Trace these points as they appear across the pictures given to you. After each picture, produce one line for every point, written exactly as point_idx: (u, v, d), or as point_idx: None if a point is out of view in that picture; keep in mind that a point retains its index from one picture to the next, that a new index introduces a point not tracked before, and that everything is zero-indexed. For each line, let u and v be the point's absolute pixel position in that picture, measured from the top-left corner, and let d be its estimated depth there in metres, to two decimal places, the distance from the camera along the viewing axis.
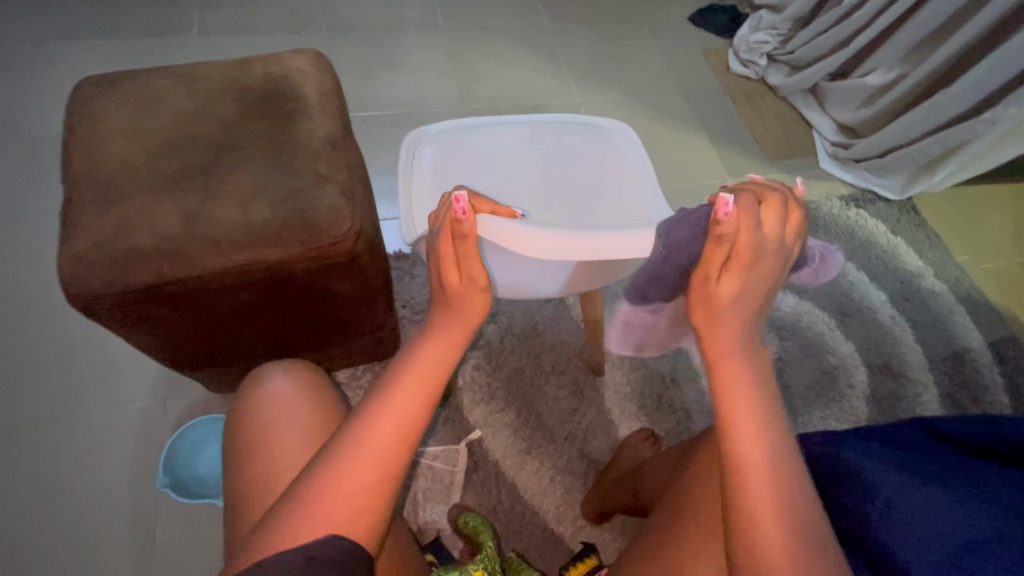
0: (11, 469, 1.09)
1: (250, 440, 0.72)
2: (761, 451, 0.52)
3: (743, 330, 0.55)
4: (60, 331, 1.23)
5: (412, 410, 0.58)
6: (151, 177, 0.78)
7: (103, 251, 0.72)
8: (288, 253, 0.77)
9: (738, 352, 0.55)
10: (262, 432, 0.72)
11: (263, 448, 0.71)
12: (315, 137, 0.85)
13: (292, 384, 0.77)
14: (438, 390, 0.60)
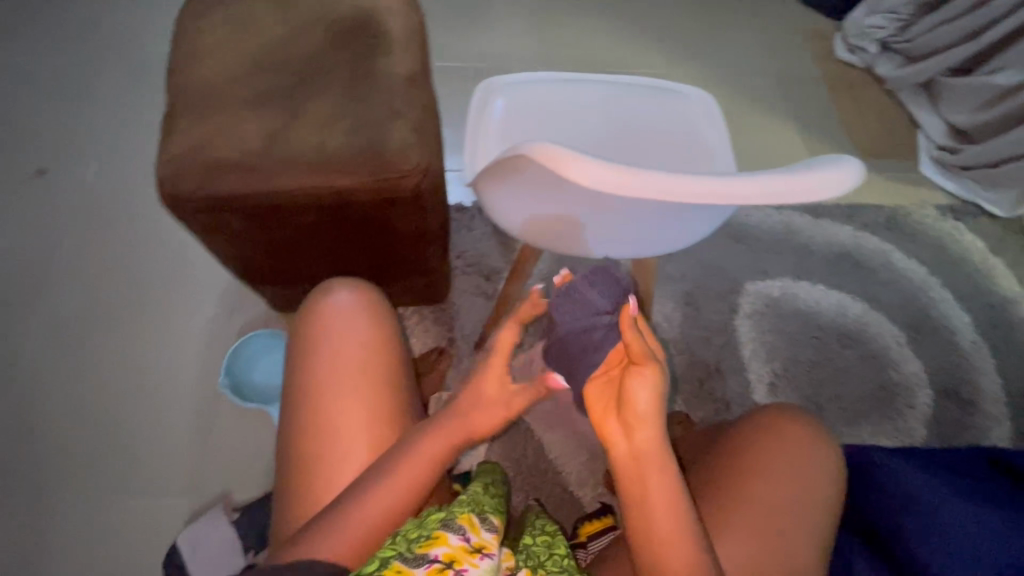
0: (101, 351, 1.23)
1: (308, 346, 0.77)
2: (670, 545, 0.59)
3: (659, 480, 0.61)
4: (149, 236, 1.35)
5: (443, 444, 0.70)
6: (243, 94, 0.82)
7: (195, 158, 0.78)
8: (358, 182, 0.80)
9: (656, 506, 0.60)
10: (319, 345, 0.77)
11: (318, 361, 0.75)
12: (395, 74, 0.87)
13: (357, 301, 0.80)
14: (442, 457, 0.70)
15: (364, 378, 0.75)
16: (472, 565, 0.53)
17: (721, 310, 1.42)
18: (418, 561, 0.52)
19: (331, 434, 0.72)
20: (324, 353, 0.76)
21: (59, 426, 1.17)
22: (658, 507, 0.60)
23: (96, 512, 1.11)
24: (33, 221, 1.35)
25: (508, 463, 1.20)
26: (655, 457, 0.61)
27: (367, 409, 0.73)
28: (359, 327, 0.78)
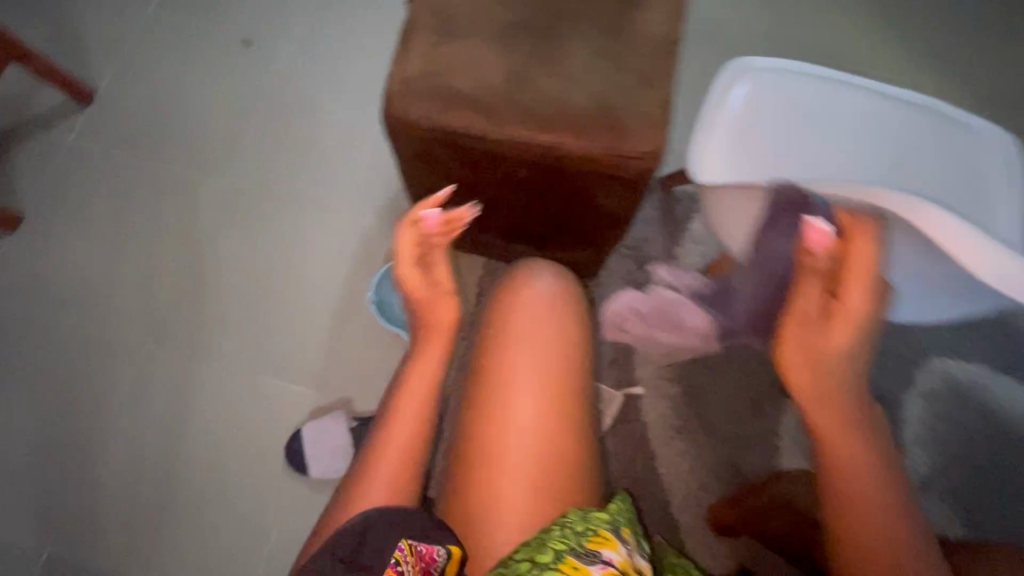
0: (261, 229, 1.26)
1: (496, 324, 0.75)
2: (865, 496, 0.64)
3: (849, 417, 0.65)
4: (323, 128, 1.33)
5: (537, 420, 0.69)
6: (494, 22, 0.75)
7: (431, 84, 0.73)
8: (589, 151, 0.72)
9: (841, 437, 0.65)
10: (504, 328, 0.74)
11: (500, 345, 0.73)
12: (657, 34, 0.75)
13: (553, 287, 0.77)
14: (543, 429, 0.69)
15: (540, 370, 0.71)
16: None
17: (893, 378, 1.23)
18: (591, 560, 0.58)
19: (502, 422, 0.69)
20: (509, 336, 0.73)
21: (215, 292, 1.22)
22: (845, 457, 0.65)
23: (234, 383, 1.17)
24: (223, 84, 1.36)
25: (615, 464, 1.15)
26: (853, 396, 0.65)
27: (541, 407, 0.70)
28: (549, 316, 0.74)
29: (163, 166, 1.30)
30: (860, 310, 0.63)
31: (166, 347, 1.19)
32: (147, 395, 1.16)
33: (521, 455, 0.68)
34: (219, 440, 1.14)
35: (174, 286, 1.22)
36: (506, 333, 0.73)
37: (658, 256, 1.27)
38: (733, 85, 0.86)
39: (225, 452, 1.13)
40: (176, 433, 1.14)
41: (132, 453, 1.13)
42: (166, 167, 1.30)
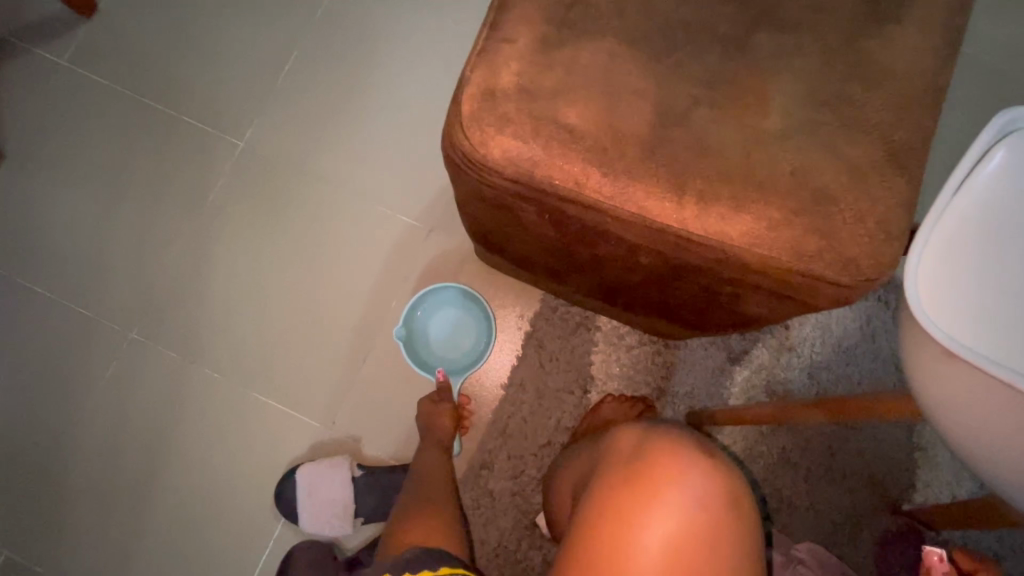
0: (273, 209, 1.01)
1: (624, 495, 0.56)
2: None
3: None
4: (368, 87, 1.04)
5: None
6: (646, 20, 0.47)
7: (529, 111, 0.45)
8: (765, 261, 0.44)
9: None
10: (632, 511, 0.54)
11: (621, 533, 0.54)
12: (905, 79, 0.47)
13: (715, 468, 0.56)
14: None
15: None
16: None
17: None
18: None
19: None
20: (640, 527, 0.54)
21: (216, 278, 1.00)
22: None
23: (226, 395, 0.97)
24: (254, 8, 1.07)
25: None
26: None
27: None
28: (706, 514, 0.54)
29: (170, 107, 1.04)
30: None
31: (153, 336, 0.98)
32: (127, 391, 0.97)
33: None
34: (203, 458, 0.95)
35: (170, 263, 1.00)
36: (642, 516, 0.54)
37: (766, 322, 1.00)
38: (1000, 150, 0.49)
39: (208, 474, 0.95)
40: (155, 442, 0.96)
41: (103, 457, 0.96)
42: (174, 109, 1.04)
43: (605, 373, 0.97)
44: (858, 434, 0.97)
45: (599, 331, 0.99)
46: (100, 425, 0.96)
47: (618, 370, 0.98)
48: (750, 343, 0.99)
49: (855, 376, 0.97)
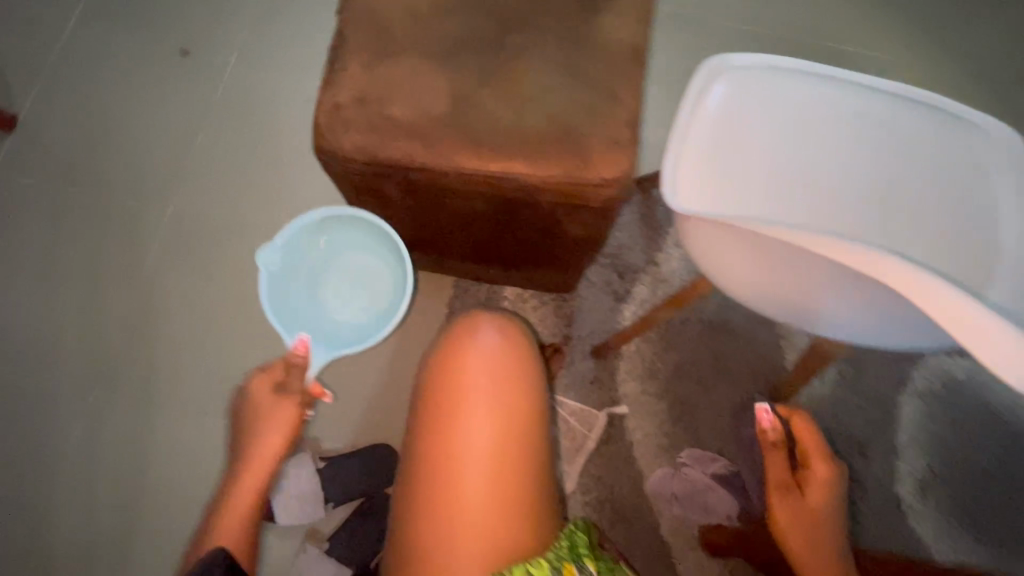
0: (208, 258, 1.17)
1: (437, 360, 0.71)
2: None
3: None
4: (273, 144, 1.24)
5: (482, 473, 0.65)
6: (434, 36, 0.66)
7: (364, 114, 0.64)
8: (547, 179, 0.64)
9: None
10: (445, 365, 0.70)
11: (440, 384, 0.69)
12: (623, 42, 0.66)
13: (504, 325, 0.73)
14: (493, 480, 0.65)
15: (484, 409, 0.67)
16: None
17: (885, 380, 1.18)
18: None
19: (448, 462, 0.65)
20: (452, 371, 0.69)
21: (167, 326, 1.13)
22: None
23: (191, 425, 1.09)
24: (162, 98, 1.25)
25: (600, 491, 1.08)
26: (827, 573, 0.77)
27: (485, 452, 0.65)
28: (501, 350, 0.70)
29: (100, 191, 1.20)
30: (817, 466, 0.83)
31: (115, 388, 1.10)
32: (98, 441, 1.08)
33: (474, 492, 0.64)
34: (178, 485, 1.06)
35: (121, 322, 1.13)
36: (453, 377, 0.68)
37: (639, 263, 1.21)
38: (710, 87, 0.75)
39: (184, 498, 1.06)
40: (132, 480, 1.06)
41: (83, 508, 1.05)
42: (104, 192, 1.19)
43: None
44: (732, 337, 1.16)
45: (505, 300, 1.17)
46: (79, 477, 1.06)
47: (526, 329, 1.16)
48: (631, 283, 1.20)
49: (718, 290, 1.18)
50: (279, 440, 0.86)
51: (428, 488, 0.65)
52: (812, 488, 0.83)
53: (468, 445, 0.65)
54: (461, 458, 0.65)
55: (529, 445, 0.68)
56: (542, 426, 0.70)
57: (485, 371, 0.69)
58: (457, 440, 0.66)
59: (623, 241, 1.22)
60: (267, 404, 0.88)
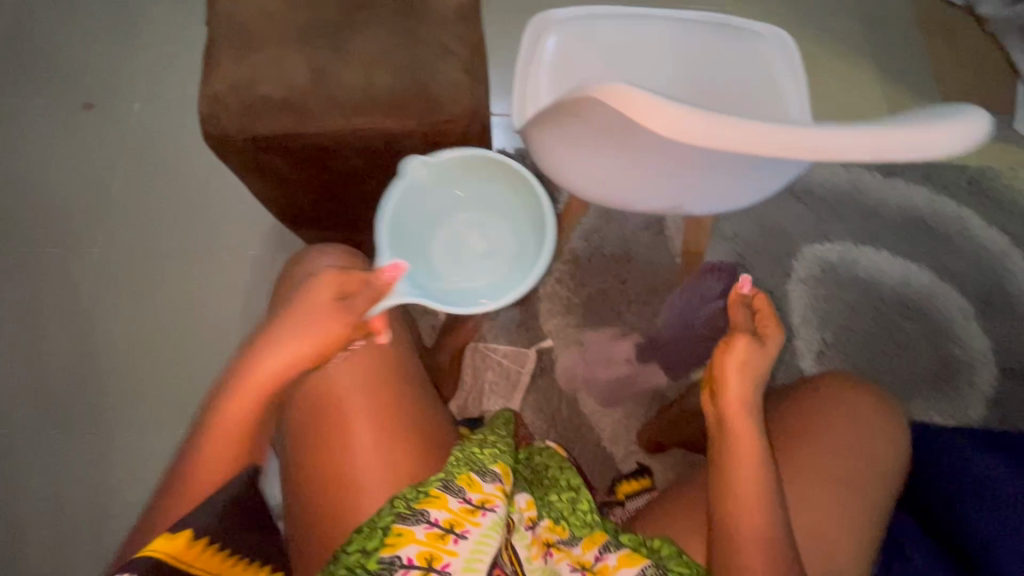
0: (151, 286, 1.28)
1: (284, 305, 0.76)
2: (751, 495, 0.66)
3: (755, 460, 0.67)
4: (194, 176, 1.35)
5: (354, 388, 0.72)
6: (289, 27, 0.78)
7: (240, 98, 0.75)
8: (403, 125, 0.76)
9: (750, 468, 0.67)
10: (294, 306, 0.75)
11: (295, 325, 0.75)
12: (447, 6, 0.80)
13: (341, 257, 0.79)
14: (368, 392, 0.73)
15: (338, 334, 0.74)
16: (472, 524, 0.64)
17: (774, 274, 1.32)
18: (415, 521, 0.63)
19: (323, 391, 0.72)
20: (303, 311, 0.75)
21: (120, 356, 1.23)
22: (743, 459, 0.67)
23: (159, 436, 1.18)
24: (85, 155, 1.37)
25: (542, 416, 1.20)
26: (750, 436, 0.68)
27: (352, 369, 0.73)
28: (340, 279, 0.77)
29: (40, 247, 1.30)
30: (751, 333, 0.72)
31: (80, 419, 1.19)
32: (75, 467, 1.17)
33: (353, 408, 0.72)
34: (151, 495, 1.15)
35: (76, 360, 1.23)
36: (304, 315, 0.74)
37: None
38: (542, 38, 0.91)
39: None
40: (107, 499, 1.15)
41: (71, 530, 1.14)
42: (43, 248, 1.30)
43: None
44: (634, 263, 1.29)
45: None
46: (59, 505, 1.15)
47: None
48: None
49: (614, 225, 1.31)
50: (308, 354, 0.64)
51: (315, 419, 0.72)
52: (745, 347, 0.70)
53: (325, 360, 0.73)
54: (333, 380, 0.72)
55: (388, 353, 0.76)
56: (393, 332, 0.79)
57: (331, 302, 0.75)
58: (325, 369, 0.73)
59: None
60: (313, 314, 0.65)
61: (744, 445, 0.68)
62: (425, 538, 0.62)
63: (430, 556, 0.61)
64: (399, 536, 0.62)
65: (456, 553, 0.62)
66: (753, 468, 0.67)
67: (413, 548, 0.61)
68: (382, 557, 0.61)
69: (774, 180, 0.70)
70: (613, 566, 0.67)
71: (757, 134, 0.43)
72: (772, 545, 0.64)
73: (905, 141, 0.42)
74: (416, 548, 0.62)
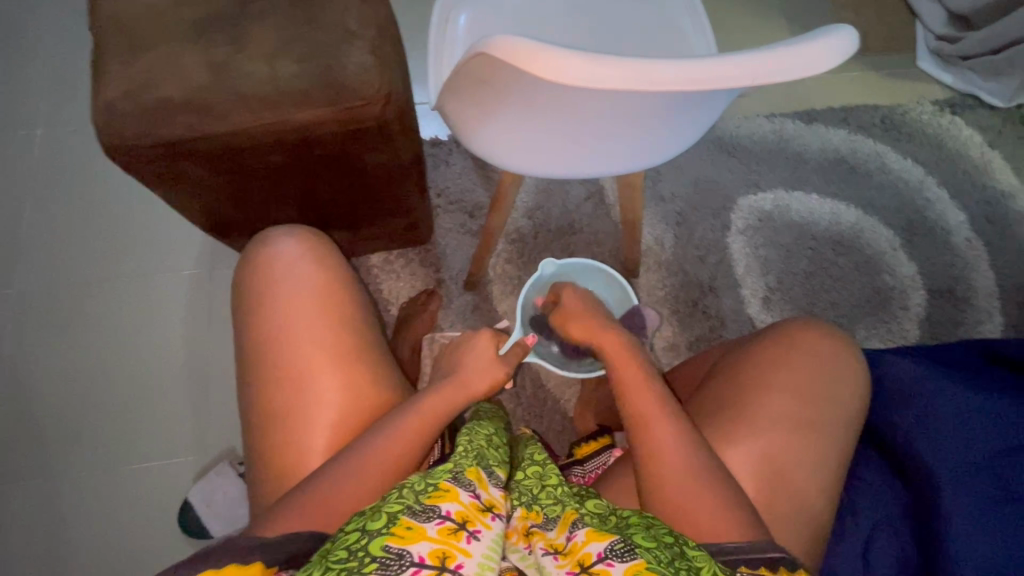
0: (80, 319, 1.20)
1: (260, 289, 0.76)
2: (660, 447, 0.65)
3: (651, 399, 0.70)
4: (111, 199, 1.28)
5: (341, 369, 0.73)
6: (181, 27, 0.74)
7: (133, 104, 0.71)
8: (315, 115, 0.73)
9: (648, 411, 0.68)
10: (271, 287, 0.76)
11: (274, 306, 0.75)
12: None
13: (313, 245, 0.80)
14: (354, 371, 0.74)
15: (322, 313, 0.75)
16: (484, 525, 0.53)
17: (713, 228, 1.36)
18: (427, 516, 0.51)
19: (307, 372, 0.72)
20: (277, 293, 0.75)
21: (53, 396, 1.16)
22: (639, 405, 0.70)
23: (109, 474, 1.12)
24: None
25: (507, 396, 1.20)
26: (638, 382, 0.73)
27: (336, 349, 0.74)
28: (315, 264, 0.78)
29: None
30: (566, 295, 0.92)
31: (18, 470, 1.12)
32: (19, 519, 1.09)
33: (340, 388, 0.72)
34: (109, 536, 1.09)
35: (5, 409, 1.15)
36: (283, 296, 0.75)
37: (484, 199, 1.31)
38: (451, 12, 0.88)
39: (118, 545, 1.09)
40: (59, 549, 1.08)
41: None
42: None
43: (392, 291, 1.25)
44: (580, 234, 1.30)
45: (373, 266, 1.26)
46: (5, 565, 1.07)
47: (400, 285, 1.26)
48: (481, 218, 1.29)
49: (556, 201, 1.31)
50: (483, 391, 0.81)
51: (304, 396, 0.71)
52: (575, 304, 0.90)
53: (324, 343, 0.73)
54: (321, 356, 0.73)
55: (370, 336, 0.78)
56: (374, 319, 0.81)
57: (310, 284, 0.76)
58: (312, 347, 0.73)
59: (463, 185, 1.31)
60: (480, 362, 0.83)
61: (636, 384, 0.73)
62: (437, 534, 0.50)
63: (443, 555, 0.49)
64: (409, 530, 0.50)
65: (471, 554, 0.50)
66: (653, 412, 0.68)
67: (425, 545, 0.49)
68: (389, 546, 0.49)
69: (688, 129, 0.71)
70: (583, 542, 0.53)
71: (670, 77, 0.49)
72: (720, 492, 0.61)
73: (786, 65, 0.50)
74: (430, 546, 0.49)
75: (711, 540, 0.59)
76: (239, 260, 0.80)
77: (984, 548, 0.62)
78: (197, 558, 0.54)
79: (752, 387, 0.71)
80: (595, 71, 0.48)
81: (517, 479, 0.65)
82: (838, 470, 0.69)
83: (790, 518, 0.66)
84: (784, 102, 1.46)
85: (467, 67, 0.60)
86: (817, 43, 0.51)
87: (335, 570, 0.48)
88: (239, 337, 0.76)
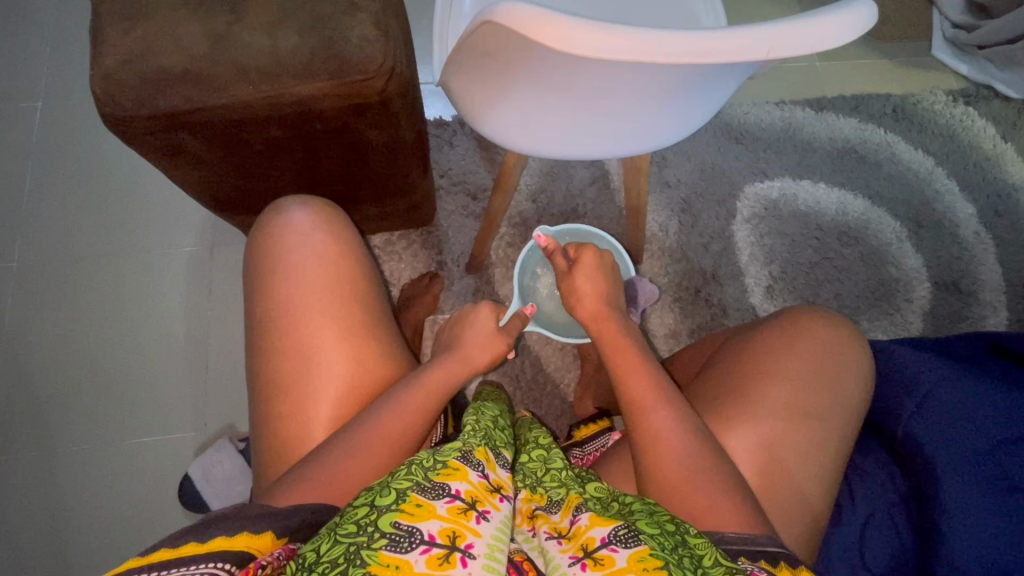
0: (82, 293, 1.20)
1: (273, 260, 0.75)
2: (665, 441, 0.63)
3: (657, 392, 0.68)
4: (112, 173, 1.27)
5: (347, 343, 0.73)
6: None
7: (133, 71, 0.70)
8: (317, 88, 0.72)
9: (652, 404, 0.67)
10: (281, 259, 0.75)
11: (285, 276, 0.74)
12: None
13: (324, 218, 0.79)
14: (358, 344, 0.73)
15: (330, 285, 0.74)
16: (493, 507, 0.53)
17: (718, 216, 1.34)
18: (436, 494, 0.51)
19: (311, 344, 0.72)
20: (285, 264, 0.75)
21: (55, 369, 1.16)
22: (640, 398, 0.68)
23: (110, 447, 1.13)
24: None
25: (507, 379, 1.20)
26: (643, 373, 0.71)
27: (340, 325, 0.73)
28: (329, 237, 0.78)
29: None
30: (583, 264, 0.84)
31: (22, 441, 1.13)
32: (22, 489, 1.10)
33: (344, 362, 0.72)
34: (111, 510, 1.10)
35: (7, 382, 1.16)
36: (295, 267, 0.75)
37: (487, 181, 1.29)
38: None
39: (119, 520, 1.09)
40: (61, 522, 1.09)
41: (26, 553, 1.08)
42: None
43: (393, 272, 1.25)
44: (583, 219, 1.29)
45: (375, 247, 1.26)
46: (11, 533, 1.09)
47: (401, 267, 1.25)
48: (484, 201, 1.28)
49: (559, 184, 1.30)
50: (484, 364, 0.82)
51: (310, 371, 0.71)
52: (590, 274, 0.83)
53: (332, 318, 0.73)
54: (324, 327, 0.72)
55: (375, 312, 0.77)
56: (379, 293, 0.79)
57: (319, 253, 0.76)
58: (314, 319, 0.72)
59: (466, 167, 1.29)
60: (481, 336, 0.83)
61: (636, 367, 0.72)
62: (447, 513, 0.50)
63: (453, 534, 0.49)
64: (419, 508, 0.50)
65: (480, 535, 0.50)
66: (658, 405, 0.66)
67: (435, 523, 0.49)
68: (398, 523, 0.48)
69: (694, 111, 0.70)
70: (587, 526, 0.53)
71: (677, 47, 0.48)
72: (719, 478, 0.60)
73: (800, 39, 0.49)
74: (439, 524, 0.49)
75: (714, 526, 0.57)
76: (250, 234, 0.80)
77: (981, 537, 0.62)
78: (198, 532, 0.54)
79: (753, 370, 0.71)
80: (606, 41, 0.47)
81: (525, 460, 0.65)
82: (841, 455, 0.69)
83: (790, 504, 0.65)
84: (793, 89, 1.43)
85: (475, 39, 0.58)
86: (833, 17, 0.49)
87: (343, 544, 0.48)
88: (248, 311, 0.76)
